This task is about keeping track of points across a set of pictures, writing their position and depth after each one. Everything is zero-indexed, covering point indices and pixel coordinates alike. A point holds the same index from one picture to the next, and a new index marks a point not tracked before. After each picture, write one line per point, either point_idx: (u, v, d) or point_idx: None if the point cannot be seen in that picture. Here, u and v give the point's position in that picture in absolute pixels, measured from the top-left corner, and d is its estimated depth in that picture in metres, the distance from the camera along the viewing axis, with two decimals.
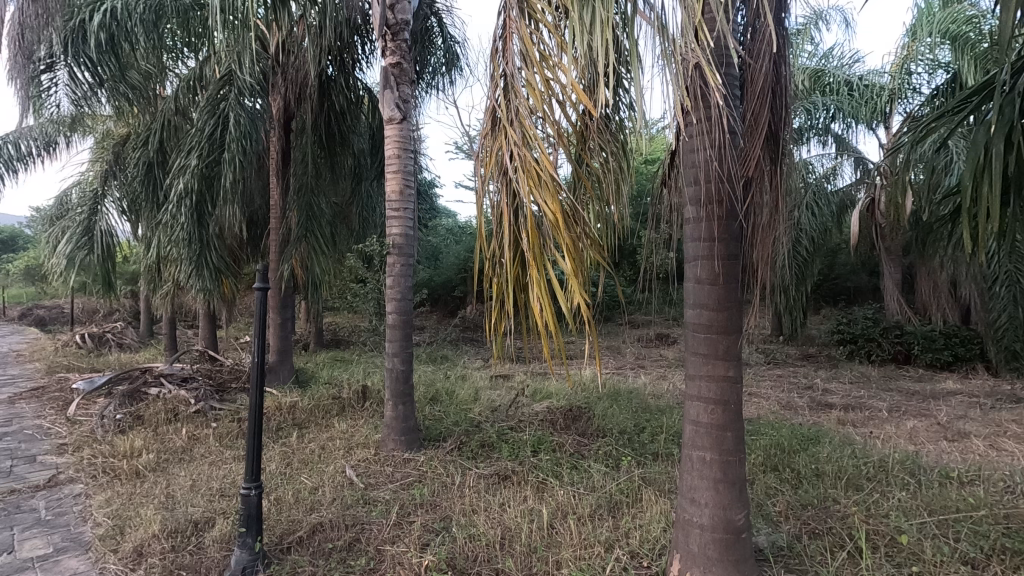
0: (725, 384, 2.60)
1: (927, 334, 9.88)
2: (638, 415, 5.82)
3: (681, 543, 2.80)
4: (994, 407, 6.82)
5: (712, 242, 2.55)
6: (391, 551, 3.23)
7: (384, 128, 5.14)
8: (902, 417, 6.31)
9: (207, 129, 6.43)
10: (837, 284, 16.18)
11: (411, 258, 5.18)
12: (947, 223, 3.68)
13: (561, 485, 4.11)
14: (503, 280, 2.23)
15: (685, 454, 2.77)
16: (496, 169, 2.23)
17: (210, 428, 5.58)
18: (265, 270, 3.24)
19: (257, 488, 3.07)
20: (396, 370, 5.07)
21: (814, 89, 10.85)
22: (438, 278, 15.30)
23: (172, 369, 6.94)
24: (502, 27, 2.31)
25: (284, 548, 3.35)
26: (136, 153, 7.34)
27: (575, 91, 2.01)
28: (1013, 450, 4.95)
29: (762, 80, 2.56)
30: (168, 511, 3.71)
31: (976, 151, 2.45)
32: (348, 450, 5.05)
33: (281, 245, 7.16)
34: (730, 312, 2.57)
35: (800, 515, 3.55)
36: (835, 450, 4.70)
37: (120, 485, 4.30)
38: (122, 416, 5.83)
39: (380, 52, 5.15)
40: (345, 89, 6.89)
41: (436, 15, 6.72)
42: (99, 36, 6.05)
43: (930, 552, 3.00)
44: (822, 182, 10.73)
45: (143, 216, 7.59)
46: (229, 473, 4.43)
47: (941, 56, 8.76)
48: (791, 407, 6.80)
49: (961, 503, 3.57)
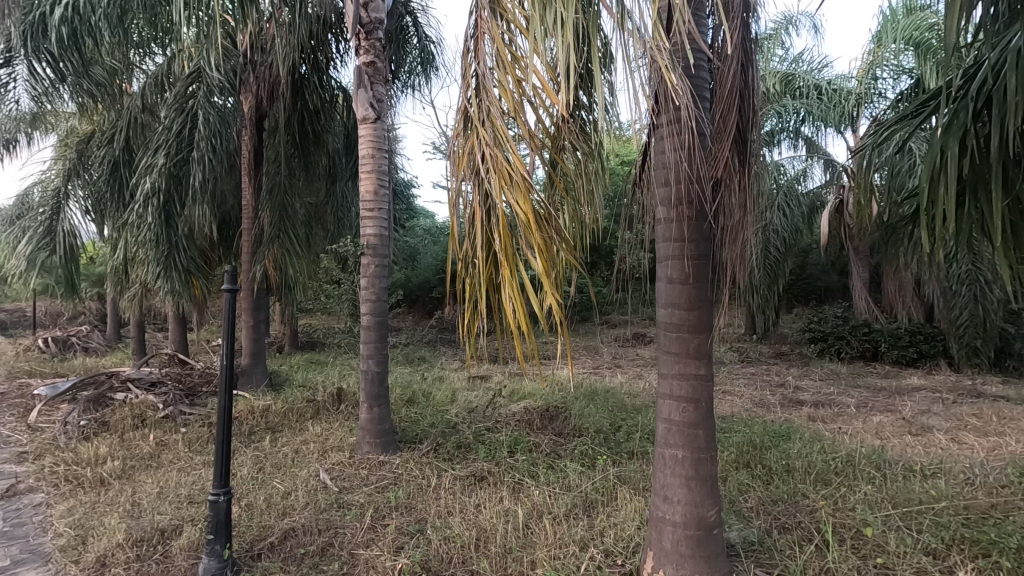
0: (697, 383, 2.63)
1: (893, 332, 10.17)
2: (614, 415, 5.88)
3: (654, 540, 2.83)
4: (957, 402, 7.04)
5: (682, 243, 2.58)
6: (365, 555, 3.21)
7: (358, 127, 5.09)
8: (869, 413, 6.49)
9: (176, 127, 6.31)
10: (807, 284, 16.58)
11: (386, 258, 5.12)
12: (908, 224, 3.83)
13: (537, 485, 4.13)
14: (476, 282, 2.22)
15: (658, 452, 2.80)
16: (468, 169, 2.23)
17: (179, 434, 5.44)
18: (235, 270, 3.15)
19: (226, 494, 3.00)
20: (370, 373, 5.01)
21: (785, 93, 11.13)
22: (416, 278, 15.27)
23: (140, 373, 6.75)
24: (474, 27, 2.29)
25: (254, 554, 3.28)
26: (101, 152, 7.19)
27: (547, 92, 2.00)
28: (973, 443, 5.13)
29: (729, 84, 2.59)
30: (134, 519, 3.61)
31: (933, 154, 2.56)
32: (321, 454, 4.98)
33: (254, 246, 7.04)
34: (701, 311, 2.61)
35: (770, 510, 3.62)
36: (805, 446, 4.81)
37: (83, 493, 4.17)
38: (87, 423, 5.66)
39: (355, 51, 5.10)
40: (320, 88, 6.78)
41: (411, 15, 6.71)
42: (61, 31, 5.84)
43: (894, 544, 3.09)
44: (793, 183, 10.92)
45: (109, 216, 7.39)
46: (199, 479, 4.34)
47: (906, 62, 9.11)
48: (763, 404, 6.93)
49: (925, 496, 3.69)
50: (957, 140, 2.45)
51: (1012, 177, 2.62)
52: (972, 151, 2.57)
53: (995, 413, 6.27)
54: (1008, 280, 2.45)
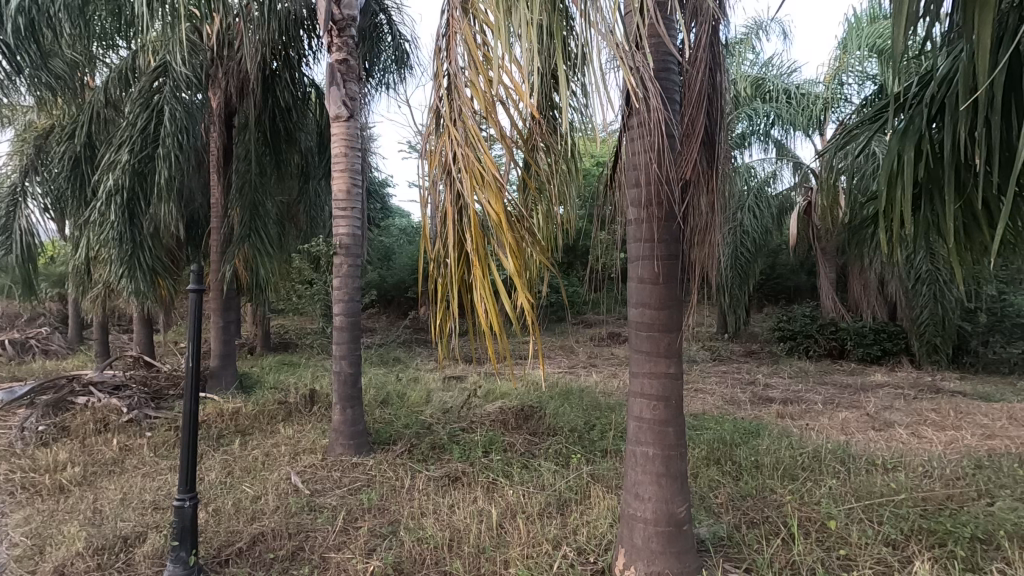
0: (667, 381, 2.67)
1: (859, 330, 10.51)
2: (589, 413, 5.94)
3: (626, 537, 2.86)
4: (918, 398, 7.30)
5: (652, 243, 2.62)
6: (337, 558, 3.18)
7: (331, 125, 5.02)
8: (835, 409, 6.69)
9: (141, 123, 6.16)
10: (777, 285, 16.98)
11: (359, 258, 5.06)
12: (870, 227, 3.95)
13: (511, 485, 4.13)
14: (448, 281, 2.20)
15: (629, 450, 2.83)
16: (440, 169, 2.21)
17: (144, 438, 5.31)
18: (201, 270, 3.06)
19: (192, 499, 2.94)
20: (343, 373, 4.95)
21: (755, 96, 11.33)
22: (391, 278, 15.18)
23: (103, 377, 6.52)
24: (446, 26, 2.28)
25: (222, 561, 3.21)
26: (61, 147, 6.99)
27: (519, 93, 2.00)
28: (931, 437, 5.32)
29: (697, 87, 2.62)
30: (95, 527, 3.50)
31: (891, 158, 2.64)
32: (293, 456, 4.91)
33: (222, 245, 6.90)
34: (671, 311, 2.65)
35: (739, 506, 3.69)
36: (774, 442, 4.92)
37: (41, 501, 4.02)
38: (46, 428, 5.47)
39: (327, 48, 5.03)
40: (291, 85, 6.70)
41: (385, 12, 6.65)
42: (18, 21, 5.29)
43: (855, 536, 3.18)
44: (762, 185, 11.10)
45: (69, 214, 7.17)
46: (164, 484, 4.22)
47: (869, 68, 9.44)
48: (734, 401, 7.09)
49: (885, 488, 3.81)
50: (912, 144, 2.54)
51: (964, 182, 2.74)
52: (927, 156, 2.68)
53: (952, 408, 6.51)
54: (960, 281, 2.53)
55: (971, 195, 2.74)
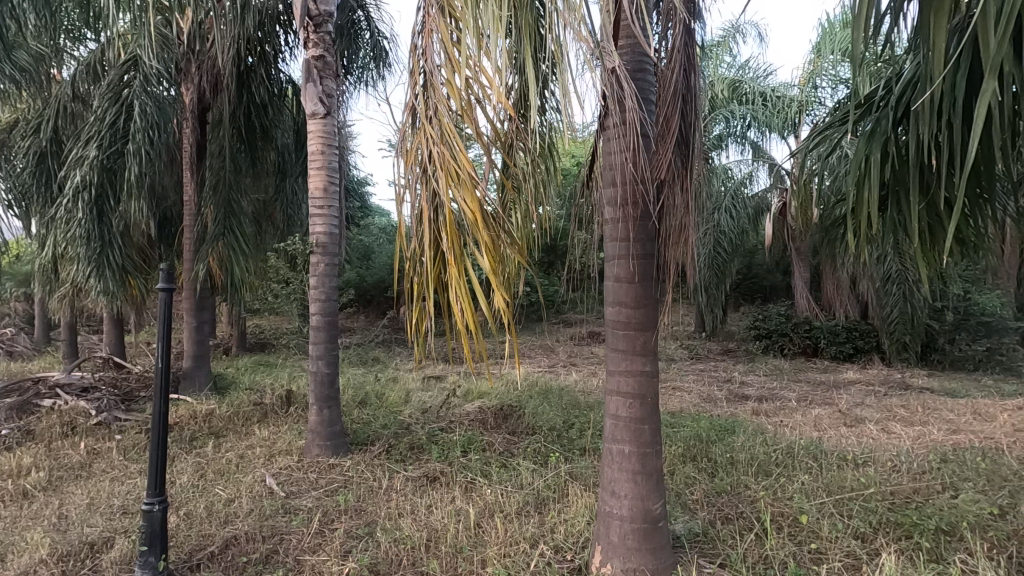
0: (642, 378, 2.70)
1: (832, 328, 10.75)
2: (567, 412, 5.96)
3: (602, 535, 2.88)
4: (887, 394, 7.49)
5: (628, 242, 2.65)
6: (312, 560, 3.14)
7: (307, 122, 4.95)
8: (808, 406, 6.83)
9: (109, 117, 5.98)
10: (754, 284, 17.25)
11: (337, 257, 5.00)
12: (841, 227, 4.04)
13: (489, 484, 4.12)
14: (423, 281, 2.19)
15: (606, 448, 2.84)
16: (416, 167, 2.19)
17: (113, 441, 5.18)
18: (171, 269, 2.98)
19: (161, 502, 2.87)
20: (320, 374, 4.89)
21: (732, 98, 11.51)
22: (370, 277, 15.05)
23: (71, 378, 6.32)
24: (422, 23, 2.25)
25: (193, 565, 3.14)
26: (25, 142, 6.78)
27: (493, 90, 1.98)
28: (901, 433, 5.47)
29: (672, 87, 2.64)
30: (60, 533, 3.41)
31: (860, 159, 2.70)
32: (269, 458, 4.83)
33: (195, 243, 6.75)
34: (647, 309, 2.67)
35: (713, 502, 3.75)
36: (748, 438, 5.00)
37: (3, 507, 3.90)
38: (9, 432, 5.29)
39: (303, 44, 4.94)
40: (266, 81, 6.57)
41: (363, 9, 6.56)
42: None
43: (826, 529, 3.25)
44: (739, 186, 11.27)
45: (34, 211, 6.96)
46: (133, 488, 4.13)
47: (841, 73, 9.67)
48: (711, 399, 7.19)
49: (855, 483, 3.90)
50: (880, 145, 2.60)
51: (927, 182, 2.82)
52: (893, 158, 2.75)
53: (921, 404, 6.70)
54: (926, 278, 2.60)
55: (934, 196, 2.83)
